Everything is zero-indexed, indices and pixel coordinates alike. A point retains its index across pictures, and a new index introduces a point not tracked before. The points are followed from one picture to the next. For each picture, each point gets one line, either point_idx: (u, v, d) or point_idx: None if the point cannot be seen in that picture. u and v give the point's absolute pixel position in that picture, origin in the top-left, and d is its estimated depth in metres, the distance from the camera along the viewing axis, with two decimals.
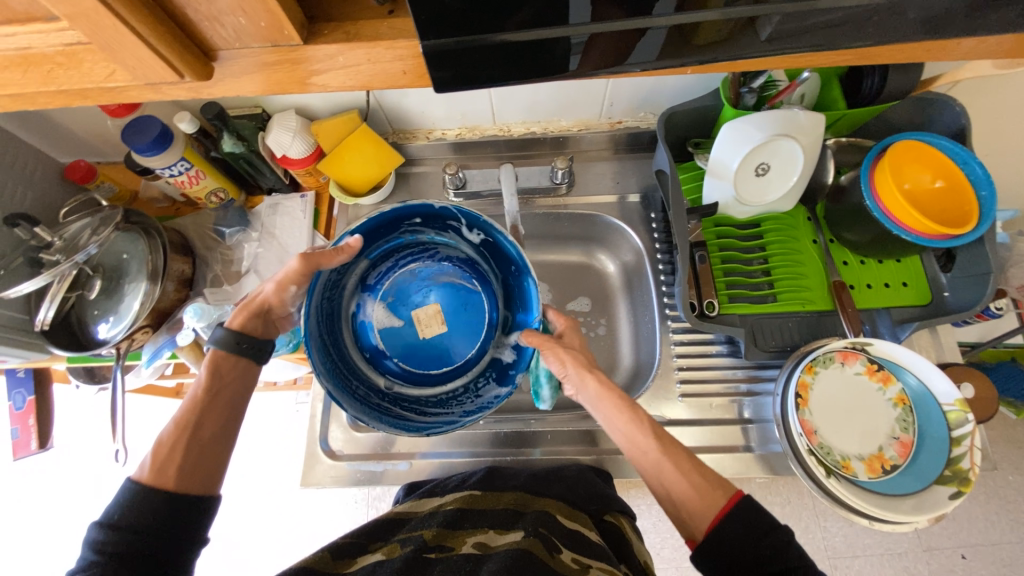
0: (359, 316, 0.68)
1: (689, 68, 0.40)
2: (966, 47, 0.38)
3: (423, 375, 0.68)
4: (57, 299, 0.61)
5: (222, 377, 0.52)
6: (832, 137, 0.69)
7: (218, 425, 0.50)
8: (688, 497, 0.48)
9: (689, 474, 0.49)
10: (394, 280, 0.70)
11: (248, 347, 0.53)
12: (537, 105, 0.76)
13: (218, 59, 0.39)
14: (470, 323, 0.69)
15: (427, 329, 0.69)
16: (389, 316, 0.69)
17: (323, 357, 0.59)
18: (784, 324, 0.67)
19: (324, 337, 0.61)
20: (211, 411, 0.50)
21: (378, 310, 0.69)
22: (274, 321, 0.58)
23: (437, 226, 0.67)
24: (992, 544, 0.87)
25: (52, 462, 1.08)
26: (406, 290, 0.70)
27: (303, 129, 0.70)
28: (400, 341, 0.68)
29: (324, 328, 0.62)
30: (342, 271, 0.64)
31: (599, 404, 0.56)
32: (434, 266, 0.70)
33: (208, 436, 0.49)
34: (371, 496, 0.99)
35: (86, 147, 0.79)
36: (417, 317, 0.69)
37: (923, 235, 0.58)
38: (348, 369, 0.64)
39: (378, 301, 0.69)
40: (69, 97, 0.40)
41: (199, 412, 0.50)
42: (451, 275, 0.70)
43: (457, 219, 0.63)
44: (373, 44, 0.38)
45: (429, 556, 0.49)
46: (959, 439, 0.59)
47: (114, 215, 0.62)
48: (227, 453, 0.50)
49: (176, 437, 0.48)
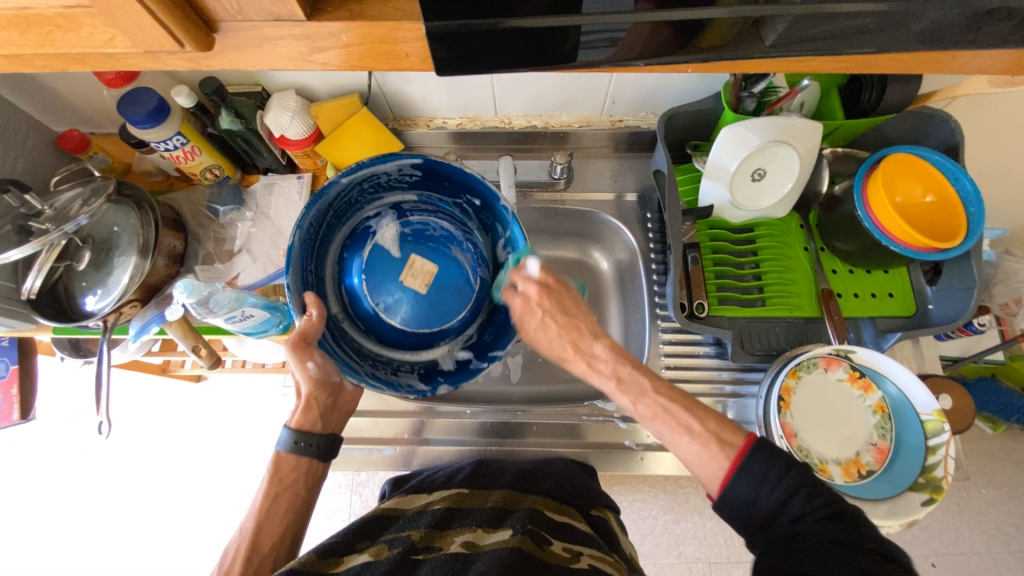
0: (367, 226, 0.67)
1: (693, 66, 0.40)
2: (961, 60, 0.39)
3: (363, 309, 0.65)
4: (45, 268, 0.60)
5: (281, 479, 0.58)
6: (828, 147, 0.70)
7: (274, 534, 0.57)
8: (693, 459, 0.49)
9: (686, 438, 0.50)
10: (420, 222, 0.67)
11: (310, 446, 0.59)
12: (540, 98, 0.75)
13: (220, 31, 0.39)
14: (444, 315, 0.65)
15: (410, 279, 0.64)
16: (393, 243, 0.65)
17: (310, 221, 0.61)
18: (771, 328, 0.68)
19: (330, 210, 0.64)
20: (273, 514, 0.57)
21: (387, 232, 0.66)
22: (332, 410, 0.62)
23: (486, 220, 0.69)
24: (961, 554, 0.89)
25: (32, 434, 1.06)
26: (423, 236, 0.66)
27: (302, 109, 0.70)
28: (380, 268, 0.64)
29: (335, 205, 0.64)
30: (392, 183, 0.67)
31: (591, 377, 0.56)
32: (459, 240, 0.67)
33: (267, 545, 0.56)
34: (356, 482, 0.94)
35: (78, 116, 0.77)
36: (411, 262, 0.64)
37: (911, 248, 0.59)
38: (316, 254, 0.64)
39: (394, 226, 0.66)
40: (66, 62, 0.39)
41: (262, 518, 0.57)
42: (464, 258, 0.66)
43: (504, 231, 0.67)
44: (377, 24, 0.38)
45: (416, 557, 0.50)
46: (934, 448, 0.60)
47: (106, 187, 0.62)
48: (283, 546, 0.58)
49: (239, 542, 0.56)
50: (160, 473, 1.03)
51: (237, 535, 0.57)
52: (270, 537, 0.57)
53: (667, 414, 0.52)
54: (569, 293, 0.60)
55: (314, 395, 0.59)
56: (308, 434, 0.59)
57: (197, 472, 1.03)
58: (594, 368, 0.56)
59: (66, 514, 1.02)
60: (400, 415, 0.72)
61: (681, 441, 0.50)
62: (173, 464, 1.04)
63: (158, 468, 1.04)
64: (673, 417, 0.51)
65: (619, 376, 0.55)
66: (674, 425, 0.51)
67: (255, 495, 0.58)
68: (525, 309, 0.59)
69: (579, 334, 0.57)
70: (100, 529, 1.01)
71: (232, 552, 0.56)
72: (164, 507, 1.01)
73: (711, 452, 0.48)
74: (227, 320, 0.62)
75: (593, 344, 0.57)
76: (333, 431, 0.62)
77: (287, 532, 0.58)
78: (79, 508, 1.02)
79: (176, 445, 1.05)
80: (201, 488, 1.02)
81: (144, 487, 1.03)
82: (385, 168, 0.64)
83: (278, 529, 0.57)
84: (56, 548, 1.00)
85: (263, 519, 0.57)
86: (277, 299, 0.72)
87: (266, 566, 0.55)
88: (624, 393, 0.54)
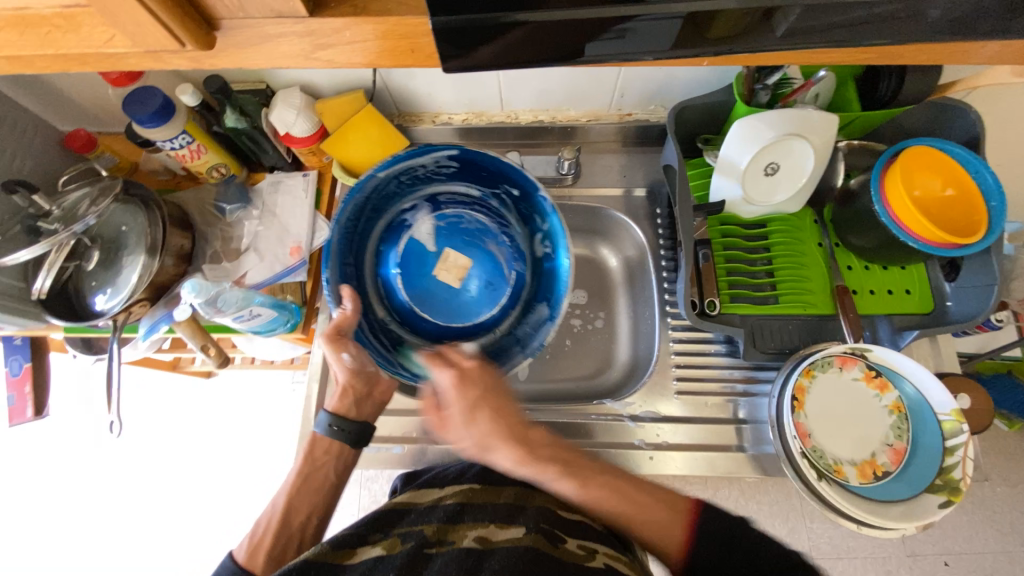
0: (405, 219, 0.68)
1: (707, 59, 0.39)
2: (990, 50, 0.37)
3: (401, 301, 0.66)
4: (55, 268, 0.61)
5: (315, 459, 0.59)
6: (843, 140, 0.68)
7: (306, 510, 0.57)
8: (658, 530, 0.53)
9: (640, 512, 0.54)
10: (454, 215, 0.68)
11: (343, 431, 0.58)
12: (547, 93, 0.74)
13: (221, 28, 0.38)
14: (480, 310, 0.66)
15: (444, 273, 0.67)
16: (430, 237, 0.68)
17: (346, 216, 0.60)
18: (784, 326, 0.67)
19: (366, 206, 0.63)
20: (305, 492, 0.58)
21: (422, 226, 0.68)
22: (369, 400, 0.61)
23: (524, 211, 0.67)
24: (976, 552, 0.88)
25: (47, 431, 1.08)
26: (458, 229, 0.68)
27: (307, 107, 0.69)
28: (416, 260, 0.67)
29: (373, 199, 0.64)
30: (429, 175, 0.66)
31: (526, 467, 0.54)
32: (494, 233, 0.68)
33: (298, 523, 0.57)
34: (364, 478, 0.95)
35: (84, 115, 0.77)
36: (445, 256, 0.67)
37: (930, 244, 0.57)
38: (354, 247, 0.64)
39: (430, 220, 0.68)
40: (67, 63, 0.39)
41: (296, 494, 0.57)
42: (499, 251, 0.68)
43: (543, 223, 0.64)
44: (382, 20, 0.37)
45: (430, 551, 0.49)
46: (952, 449, 0.59)
47: (114, 186, 0.62)
48: (318, 521, 0.58)
49: (270, 518, 0.56)
50: (171, 469, 1.05)
51: (268, 509, 0.57)
52: (299, 516, 0.57)
53: (617, 495, 0.55)
54: (500, 376, 0.59)
55: (351, 382, 0.59)
56: (342, 418, 0.59)
57: (206, 466, 1.04)
58: (536, 455, 0.54)
59: (81, 507, 1.04)
60: (405, 413, 0.72)
61: (633, 515, 0.54)
62: (185, 459, 1.05)
63: (169, 463, 1.05)
64: (626, 493, 0.55)
65: (560, 462, 0.55)
66: (631, 508, 0.54)
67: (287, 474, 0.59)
68: (455, 387, 0.57)
69: (510, 421, 0.55)
70: (113, 521, 1.03)
71: (263, 524, 0.56)
72: (175, 500, 1.03)
73: (666, 518, 0.53)
74: (235, 319, 0.62)
75: (528, 434, 0.56)
76: (368, 419, 0.61)
77: (315, 511, 0.58)
78: (93, 501, 1.04)
79: (186, 441, 1.06)
80: (211, 483, 1.03)
81: (155, 481, 1.04)
82: (421, 161, 0.62)
83: (308, 509, 0.58)
84: (72, 540, 1.02)
85: (293, 497, 0.57)
86: (284, 296, 0.71)
87: (294, 542, 0.56)
88: (570, 479, 0.54)
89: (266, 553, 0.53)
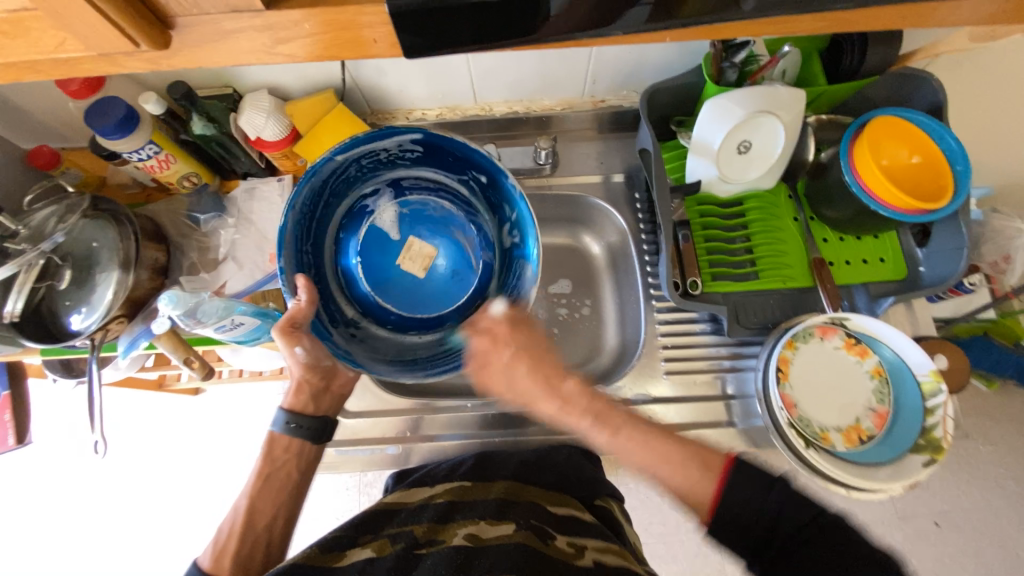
0: (366, 207, 0.68)
1: (670, 33, 0.39)
2: (942, 12, 0.38)
3: (362, 292, 0.67)
4: (26, 290, 0.59)
5: (274, 459, 0.58)
6: (813, 115, 0.70)
7: (269, 510, 0.56)
8: (682, 484, 0.47)
9: (666, 466, 0.48)
10: (418, 202, 0.69)
11: (301, 427, 0.58)
12: (520, 83, 0.74)
13: (176, 27, 0.37)
14: (446, 297, 0.68)
15: (407, 262, 0.68)
16: (393, 224, 0.68)
17: (304, 202, 0.60)
18: (765, 301, 0.69)
19: (324, 193, 0.63)
20: (266, 493, 0.57)
21: (386, 214, 0.68)
22: (326, 394, 0.62)
23: (491, 199, 0.67)
24: (963, 510, 0.91)
25: (32, 459, 1.05)
26: (421, 216, 0.69)
27: (277, 110, 0.68)
28: (379, 248, 0.68)
29: (332, 183, 0.63)
30: (392, 160, 0.65)
31: (564, 419, 0.52)
32: (460, 221, 0.69)
33: (263, 523, 0.56)
34: (363, 483, 0.94)
35: (46, 131, 0.75)
36: (409, 244, 0.68)
37: (900, 211, 0.59)
38: (312, 234, 0.64)
39: (392, 207, 0.69)
40: (19, 70, 0.38)
41: (257, 496, 0.56)
42: (465, 240, 0.69)
43: (510, 212, 0.64)
44: (341, 10, 0.36)
45: (418, 552, 0.49)
46: (932, 409, 0.61)
47: (81, 202, 0.60)
48: (284, 524, 0.57)
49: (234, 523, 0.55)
50: (168, 489, 1.03)
51: (230, 513, 0.56)
52: (264, 517, 0.56)
53: (647, 447, 0.49)
54: (537, 330, 0.56)
55: (306, 378, 0.59)
56: (298, 415, 0.59)
57: (199, 482, 1.03)
58: (571, 407, 0.52)
59: (76, 535, 1.01)
60: (398, 413, 0.72)
61: (661, 470, 0.48)
62: (182, 477, 1.03)
63: (160, 482, 1.03)
64: (654, 446, 0.49)
65: (594, 414, 0.51)
66: (657, 458, 0.48)
67: (248, 476, 0.58)
68: (493, 347, 0.55)
69: (548, 377, 0.53)
70: (108, 544, 1.01)
71: (226, 530, 0.55)
72: (170, 518, 1.01)
73: (694, 475, 0.46)
74: (216, 330, 0.61)
75: (562, 383, 0.53)
76: (328, 414, 0.61)
77: (280, 512, 0.57)
78: (85, 526, 1.02)
79: (176, 458, 1.04)
80: (206, 499, 1.01)
81: (147, 501, 1.02)
82: (383, 145, 0.61)
83: (272, 509, 0.57)
84: (66, 567, 1.00)
85: (255, 498, 0.56)
86: (266, 305, 0.71)
87: (259, 546, 0.54)
88: (601, 429, 0.51)
89: (232, 559, 0.52)
